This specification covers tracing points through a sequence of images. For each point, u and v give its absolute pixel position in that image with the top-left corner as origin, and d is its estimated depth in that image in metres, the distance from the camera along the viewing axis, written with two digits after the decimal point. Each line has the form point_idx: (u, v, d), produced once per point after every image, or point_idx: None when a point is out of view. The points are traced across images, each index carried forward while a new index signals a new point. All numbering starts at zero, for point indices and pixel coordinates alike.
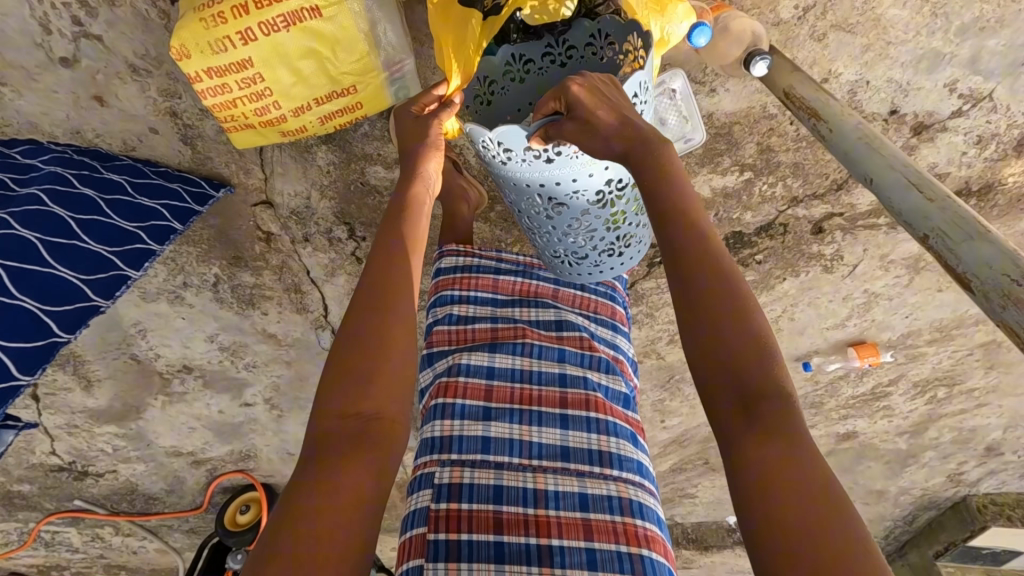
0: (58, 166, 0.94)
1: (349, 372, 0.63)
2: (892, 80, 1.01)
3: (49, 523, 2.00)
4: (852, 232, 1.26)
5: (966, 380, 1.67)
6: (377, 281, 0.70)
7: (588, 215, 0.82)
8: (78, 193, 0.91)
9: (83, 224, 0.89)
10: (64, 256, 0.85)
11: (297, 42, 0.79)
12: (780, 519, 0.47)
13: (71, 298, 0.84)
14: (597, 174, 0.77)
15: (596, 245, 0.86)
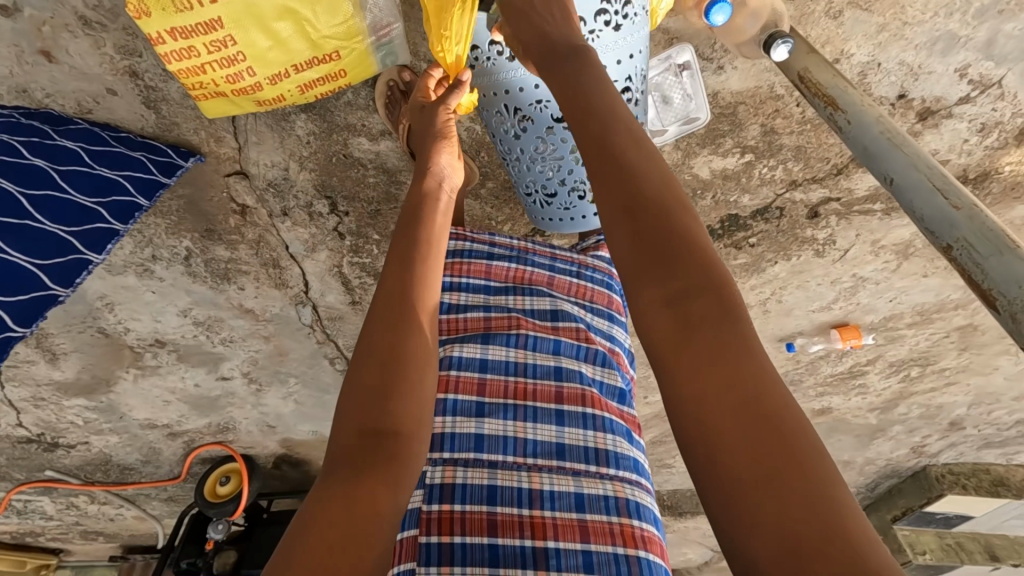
0: (1, 130, 0.83)
1: (364, 383, 0.61)
2: (904, 62, 0.97)
3: (20, 493, 1.95)
4: (847, 217, 1.24)
5: (939, 360, 1.71)
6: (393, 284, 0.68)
7: (553, 135, 0.90)
8: (27, 164, 0.83)
9: (36, 201, 0.82)
10: (17, 240, 0.80)
11: (273, 1, 0.70)
12: (751, 492, 0.43)
13: (27, 287, 0.81)
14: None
15: (562, 174, 0.96)
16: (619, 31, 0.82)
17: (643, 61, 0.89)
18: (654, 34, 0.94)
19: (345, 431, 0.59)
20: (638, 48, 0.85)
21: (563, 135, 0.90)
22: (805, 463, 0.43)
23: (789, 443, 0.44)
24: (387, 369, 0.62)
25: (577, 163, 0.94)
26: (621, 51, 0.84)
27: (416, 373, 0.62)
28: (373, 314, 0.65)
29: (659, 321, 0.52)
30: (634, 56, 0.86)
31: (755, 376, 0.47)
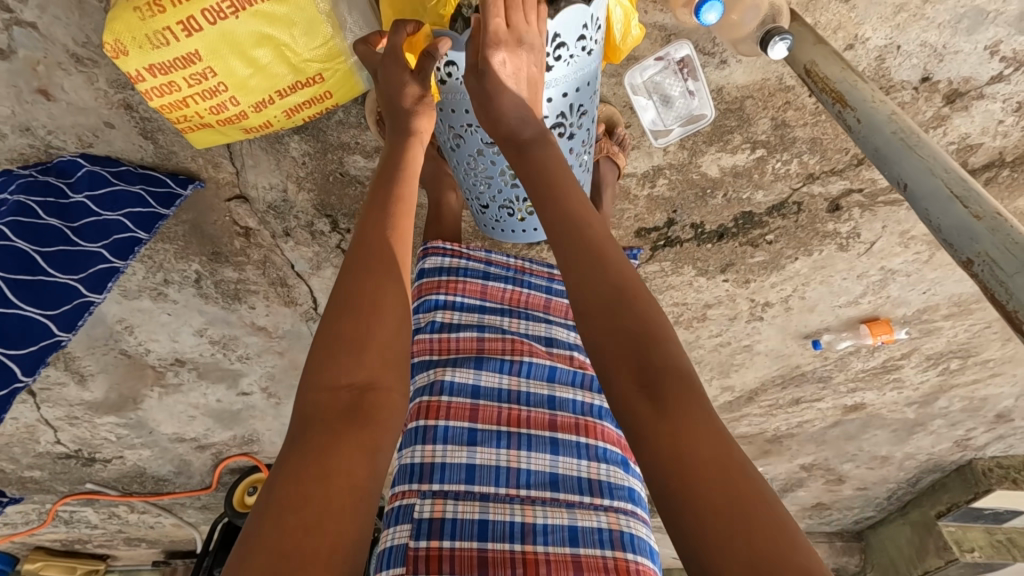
0: (22, 193, 0.91)
1: (336, 345, 0.60)
2: (926, 43, 0.89)
3: (64, 504, 2.04)
4: (871, 209, 1.17)
5: (981, 352, 1.61)
6: (360, 245, 0.65)
7: (484, 158, 0.86)
8: (43, 224, 0.89)
9: (48, 255, 0.89)
10: (28, 293, 0.87)
11: (250, 29, 0.70)
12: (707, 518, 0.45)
13: (34, 338, 0.88)
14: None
15: (495, 195, 0.92)
16: (549, 71, 0.76)
17: (585, 97, 0.83)
18: (650, 32, 0.90)
19: (316, 394, 0.59)
20: (575, 86, 0.80)
21: (491, 160, 0.85)
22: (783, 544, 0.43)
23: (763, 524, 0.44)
24: (359, 330, 0.61)
25: (507, 185, 0.89)
26: (554, 90, 0.79)
27: (384, 334, 0.62)
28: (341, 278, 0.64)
29: (628, 395, 0.51)
30: (570, 94, 0.80)
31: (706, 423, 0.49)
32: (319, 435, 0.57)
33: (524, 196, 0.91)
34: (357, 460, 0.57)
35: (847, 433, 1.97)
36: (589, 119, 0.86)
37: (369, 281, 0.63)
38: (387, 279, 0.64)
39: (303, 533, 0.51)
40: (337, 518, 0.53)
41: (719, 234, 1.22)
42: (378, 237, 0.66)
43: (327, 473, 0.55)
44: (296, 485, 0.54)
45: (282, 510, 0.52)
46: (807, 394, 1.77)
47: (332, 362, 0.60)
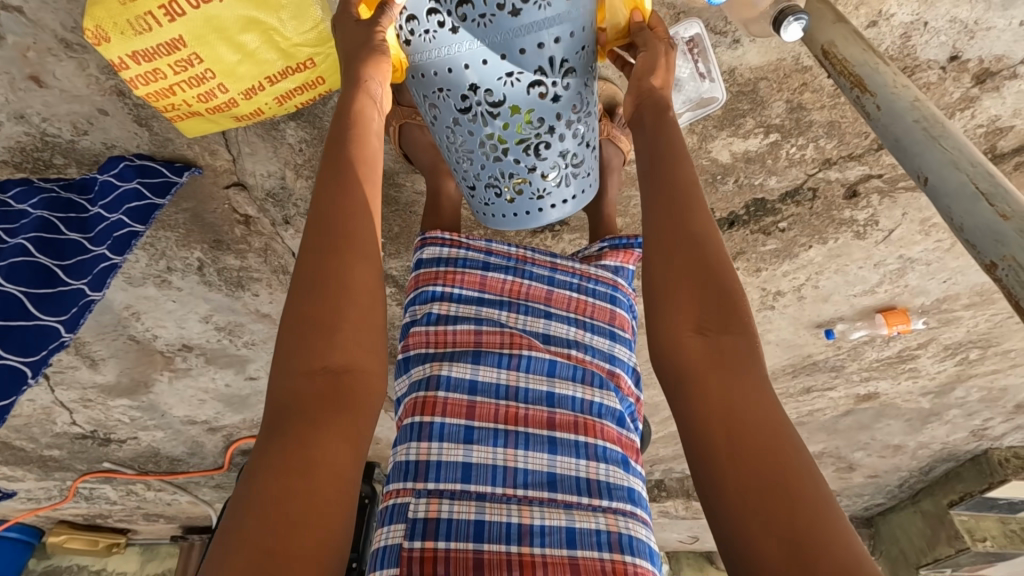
0: (45, 209, 0.93)
1: (307, 324, 0.58)
2: (956, 19, 0.83)
3: (84, 481, 2.09)
4: (891, 195, 1.12)
5: (1002, 342, 1.56)
6: (323, 220, 0.63)
7: (463, 127, 0.82)
8: (64, 239, 0.93)
9: (67, 267, 0.92)
10: (41, 300, 0.90)
11: (234, 13, 0.67)
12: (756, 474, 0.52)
13: (44, 342, 0.89)
14: (459, 70, 0.75)
15: (480, 171, 0.87)
16: (518, 17, 0.70)
17: (570, 52, 0.75)
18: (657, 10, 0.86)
19: (287, 384, 0.57)
20: (556, 36, 0.72)
21: (470, 129, 0.81)
22: (814, 512, 0.49)
23: (801, 488, 0.51)
24: (326, 314, 0.59)
25: (489, 158, 0.85)
26: (529, 38, 0.72)
27: (357, 311, 0.60)
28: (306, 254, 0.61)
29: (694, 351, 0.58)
30: (550, 45, 0.73)
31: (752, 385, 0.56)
32: (293, 425, 0.56)
33: (509, 171, 0.86)
34: (338, 446, 0.56)
35: (859, 422, 1.93)
36: (580, 80, 0.79)
37: (337, 261, 0.61)
38: (354, 255, 0.62)
39: (287, 528, 0.51)
40: (323, 510, 0.53)
41: (729, 221, 1.18)
42: (342, 211, 0.63)
43: (307, 465, 0.54)
44: (274, 481, 0.53)
45: (261, 505, 0.52)
46: (818, 383, 1.73)
47: (300, 348, 0.58)
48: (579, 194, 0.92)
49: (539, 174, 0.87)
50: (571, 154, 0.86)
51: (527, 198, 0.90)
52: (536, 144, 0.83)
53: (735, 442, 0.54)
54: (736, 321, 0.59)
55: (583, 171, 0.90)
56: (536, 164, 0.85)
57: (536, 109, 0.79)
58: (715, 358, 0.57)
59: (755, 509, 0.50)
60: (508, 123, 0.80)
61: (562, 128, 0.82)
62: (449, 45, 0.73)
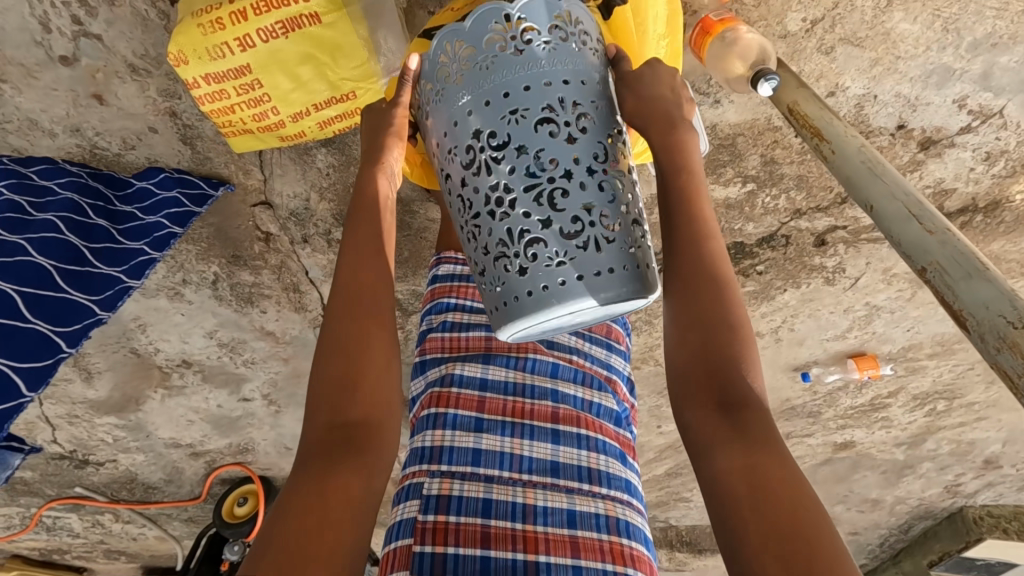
0: (75, 192, 1.00)
1: (334, 375, 0.66)
2: (900, 94, 0.99)
3: (50, 509, 1.95)
4: (855, 245, 1.25)
5: (966, 394, 1.66)
6: (347, 288, 0.72)
7: (468, 185, 0.70)
8: (93, 224, 0.99)
9: (96, 251, 0.99)
10: (77, 281, 0.96)
11: (295, 49, 0.80)
12: (773, 524, 0.55)
13: (80, 316, 0.95)
14: (464, 119, 0.68)
15: (488, 239, 0.70)
16: (521, 56, 0.66)
17: (580, 95, 0.68)
18: None
19: (314, 432, 0.64)
20: (566, 77, 0.67)
21: (474, 186, 0.69)
22: (827, 549, 0.54)
23: (814, 530, 0.55)
24: (348, 365, 0.66)
25: (496, 215, 0.68)
26: (534, 76, 0.66)
27: (377, 363, 0.68)
28: (334, 311, 0.70)
29: (713, 416, 0.62)
30: (556, 86, 0.67)
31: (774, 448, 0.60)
32: (316, 461, 0.62)
33: (519, 228, 0.67)
34: (354, 484, 0.62)
35: (837, 473, 1.98)
36: (601, 130, 0.69)
37: (357, 322, 0.70)
38: (372, 317, 0.70)
39: (304, 544, 0.57)
40: (338, 530, 0.59)
41: None
42: (365, 281, 0.72)
43: (320, 498, 0.60)
44: (297, 504, 0.60)
45: (287, 524, 0.58)
46: (797, 429, 1.80)
47: (325, 396, 0.66)
48: (619, 269, 0.67)
49: (558, 234, 0.66)
50: (598, 210, 0.67)
51: (546, 267, 0.67)
52: (551, 191, 0.66)
53: (757, 495, 0.57)
54: (747, 380, 0.63)
55: (621, 241, 0.68)
56: (553, 220, 0.66)
57: (548, 149, 0.66)
58: (733, 419, 0.61)
59: (775, 551, 0.54)
60: (513, 168, 0.67)
61: (583, 176, 0.67)
62: (455, 98, 0.68)
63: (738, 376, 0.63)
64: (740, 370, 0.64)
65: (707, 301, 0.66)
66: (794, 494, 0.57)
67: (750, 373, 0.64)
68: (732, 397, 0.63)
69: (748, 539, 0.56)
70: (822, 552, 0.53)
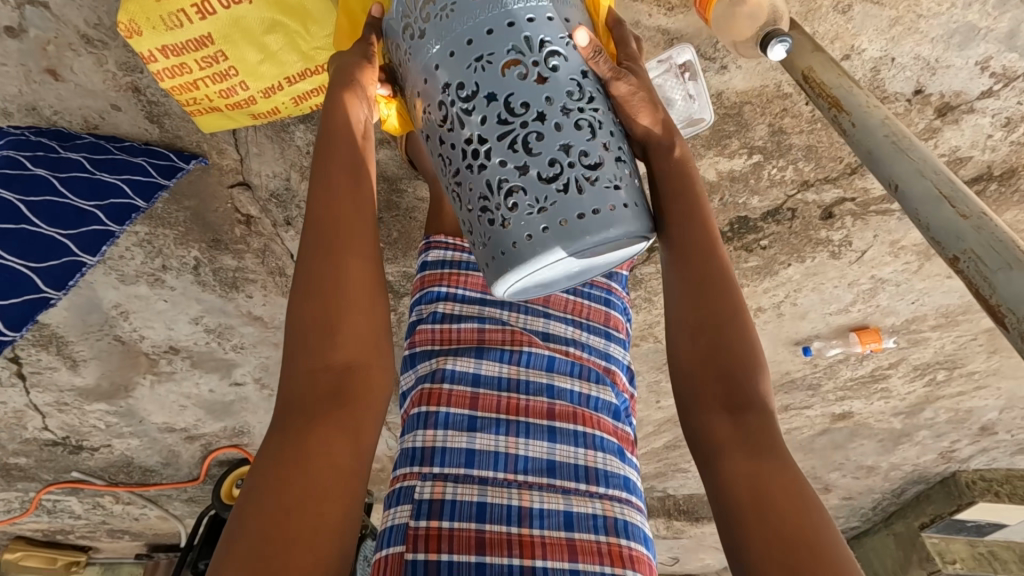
0: (11, 148, 0.90)
1: (311, 325, 0.60)
2: (919, 56, 0.92)
3: (49, 493, 1.91)
4: (863, 217, 1.20)
5: (967, 364, 1.65)
6: (322, 224, 0.63)
7: (445, 148, 0.63)
8: (30, 175, 0.89)
9: (35, 207, 0.88)
10: (13, 244, 0.86)
11: (259, 16, 0.75)
12: (774, 531, 0.54)
13: (19, 290, 0.86)
14: (431, 74, 0.61)
15: (468, 200, 0.62)
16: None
17: (550, 34, 0.61)
18: (653, 35, 0.92)
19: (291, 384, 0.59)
20: (531, 14, 0.60)
21: (450, 143, 0.62)
22: (830, 558, 0.52)
23: (818, 538, 0.54)
24: (327, 313, 0.60)
25: (472, 171, 0.61)
26: (496, 15, 0.59)
27: (359, 307, 0.62)
28: (307, 245, 0.63)
29: (718, 423, 0.61)
30: (520, 24, 0.60)
31: (777, 456, 0.59)
32: (297, 419, 0.58)
33: (496, 183, 0.60)
34: (339, 441, 0.58)
35: (834, 442, 1.99)
36: (575, 67, 0.62)
37: (336, 261, 0.62)
38: (351, 257, 0.62)
39: (287, 507, 0.54)
40: (320, 495, 0.56)
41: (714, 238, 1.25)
42: (341, 218, 0.64)
43: (306, 456, 0.57)
44: (281, 463, 0.57)
45: (270, 486, 0.55)
46: (796, 401, 1.79)
47: (302, 349, 0.60)
48: (615, 208, 0.59)
49: (537, 180, 0.59)
50: (578, 150, 0.60)
51: (529, 216, 0.59)
52: (526, 137, 0.59)
53: (759, 506, 0.56)
54: (754, 383, 0.62)
55: (607, 178, 0.60)
56: (530, 167, 0.59)
57: (518, 93, 0.59)
58: (738, 424, 0.60)
59: (776, 558, 0.53)
60: (485, 117, 0.60)
61: (559, 116, 0.60)
62: (419, 56, 0.62)
63: (745, 380, 0.62)
64: (748, 371, 0.62)
65: (712, 303, 0.64)
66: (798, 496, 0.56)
67: (758, 376, 0.62)
68: (736, 404, 0.61)
69: (751, 552, 0.55)
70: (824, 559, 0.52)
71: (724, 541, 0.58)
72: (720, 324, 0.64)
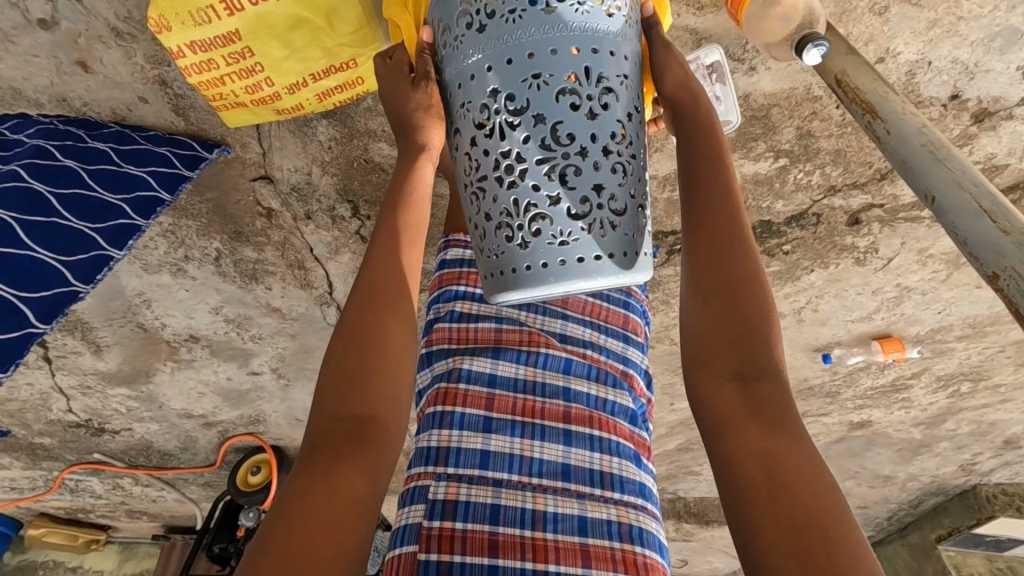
0: (41, 138, 0.92)
1: (345, 371, 0.62)
2: (957, 60, 0.89)
3: (71, 473, 1.97)
4: (891, 224, 1.17)
5: (993, 376, 1.60)
6: (368, 280, 0.68)
7: (478, 149, 0.63)
8: (58, 165, 0.90)
9: (63, 200, 0.90)
10: (42, 237, 0.88)
11: (286, 12, 0.75)
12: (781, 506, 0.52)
13: (49, 283, 0.87)
14: (479, 76, 0.61)
15: (491, 207, 0.63)
16: (551, 14, 0.59)
17: (611, 69, 0.61)
18: (681, 34, 0.90)
19: (316, 427, 0.60)
20: (595, 45, 0.60)
21: (484, 148, 0.62)
22: (842, 544, 0.50)
23: (830, 517, 0.51)
24: (362, 359, 0.63)
25: (503, 186, 0.62)
26: (563, 38, 0.59)
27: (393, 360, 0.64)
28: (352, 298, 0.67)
29: (730, 392, 0.58)
30: (584, 53, 0.60)
31: (791, 431, 0.56)
32: (320, 456, 0.59)
33: (524, 203, 0.61)
34: (357, 481, 0.58)
35: (850, 450, 1.96)
36: (623, 108, 0.62)
37: (373, 317, 0.65)
38: (389, 312, 0.66)
39: (305, 542, 0.54)
40: (333, 534, 0.55)
41: None
42: (384, 276, 0.68)
43: (328, 495, 0.57)
44: (302, 497, 0.57)
45: (287, 519, 0.55)
46: (813, 408, 1.76)
47: (333, 393, 0.62)
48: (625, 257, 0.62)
49: (565, 213, 0.60)
50: (609, 193, 0.61)
51: (547, 245, 0.61)
52: (564, 168, 0.60)
53: (770, 480, 0.54)
54: (767, 355, 0.59)
55: (626, 229, 0.62)
56: (560, 199, 0.60)
57: (566, 123, 0.60)
58: (749, 395, 0.57)
59: (782, 540, 0.51)
60: (527, 136, 0.60)
61: (599, 156, 0.61)
62: (470, 53, 0.61)
63: (758, 346, 0.59)
64: (761, 342, 0.59)
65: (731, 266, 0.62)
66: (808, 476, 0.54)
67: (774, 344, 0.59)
68: (752, 371, 0.58)
69: (757, 528, 0.52)
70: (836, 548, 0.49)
71: (729, 516, 0.56)
72: (732, 292, 0.61)
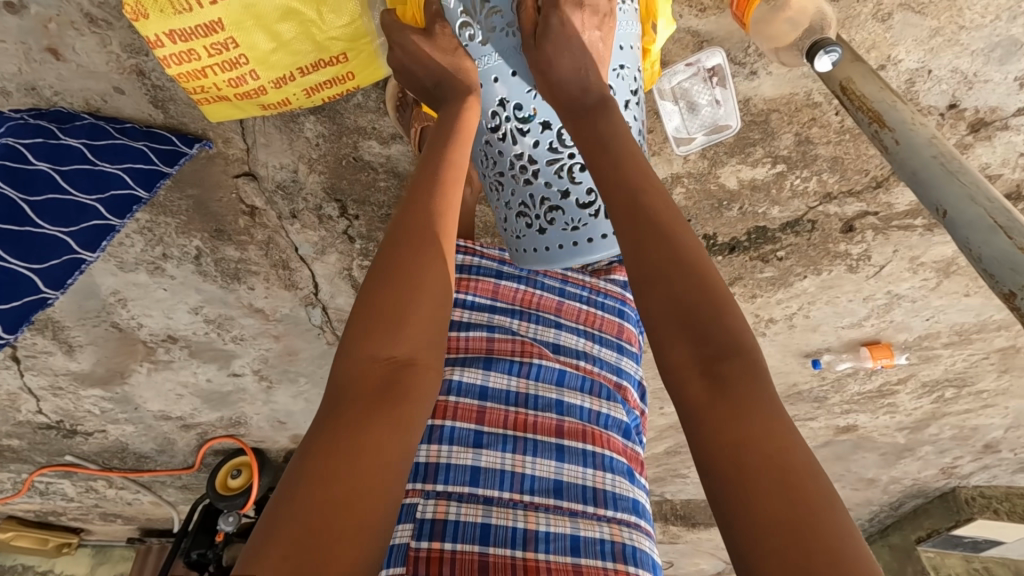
0: (11, 135, 0.86)
1: (376, 315, 0.59)
2: (957, 69, 0.89)
3: (40, 475, 1.89)
4: (884, 232, 1.17)
5: (977, 382, 1.62)
6: (403, 222, 0.63)
7: (497, 154, 0.80)
8: (30, 169, 0.85)
9: (36, 206, 0.87)
10: (15, 246, 0.86)
11: (275, 3, 0.73)
12: (761, 496, 0.47)
13: (20, 290, 0.89)
14: (490, 84, 0.76)
15: (513, 200, 0.83)
16: None
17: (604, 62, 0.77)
18: (682, 36, 0.90)
19: (349, 372, 0.57)
20: None
21: (500, 149, 0.80)
22: (828, 536, 0.45)
23: (812, 508, 0.46)
24: (396, 298, 0.59)
25: (520, 183, 0.81)
26: None
27: (426, 299, 0.60)
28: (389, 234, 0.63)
29: (693, 382, 0.54)
30: None
31: (760, 408, 0.51)
32: (349, 415, 0.56)
33: (540, 195, 0.81)
34: (388, 436, 0.56)
35: (835, 454, 1.97)
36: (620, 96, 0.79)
37: (411, 253, 0.61)
38: (428, 253, 0.62)
39: (332, 507, 0.51)
40: (365, 497, 0.52)
41: (730, 246, 1.22)
42: (422, 212, 0.64)
43: (354, 453, 0.54)
44: (329, 455, 0.53)
45: (310, 483, 0.52)
46: (801, 412, 1.76)
47: (366, 334, 0.58)
48: None
49: (575, 203, 0.81)
50: None
51: (563, 230, 0.83)
52: (570, 164, 0.80)
53: (746, 471, 0.48)
54: (733, 333, 0.55)
55: None
56: (571, 191, 0.81)
57: None
58: (712, 377, 0.53)
59: (773, 544, 0.45)
60: (537, 139, 0.78)
61: None
62: (482, 61, 0.75)
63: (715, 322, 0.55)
64: (715, 321, 0.55)
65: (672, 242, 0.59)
66: (789, 464, 0.48)
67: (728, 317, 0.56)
68: (712, 349, 0.54)
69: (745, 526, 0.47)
70: (829, 549, 0.44)
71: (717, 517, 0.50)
72: (682, 266, 0.58)
